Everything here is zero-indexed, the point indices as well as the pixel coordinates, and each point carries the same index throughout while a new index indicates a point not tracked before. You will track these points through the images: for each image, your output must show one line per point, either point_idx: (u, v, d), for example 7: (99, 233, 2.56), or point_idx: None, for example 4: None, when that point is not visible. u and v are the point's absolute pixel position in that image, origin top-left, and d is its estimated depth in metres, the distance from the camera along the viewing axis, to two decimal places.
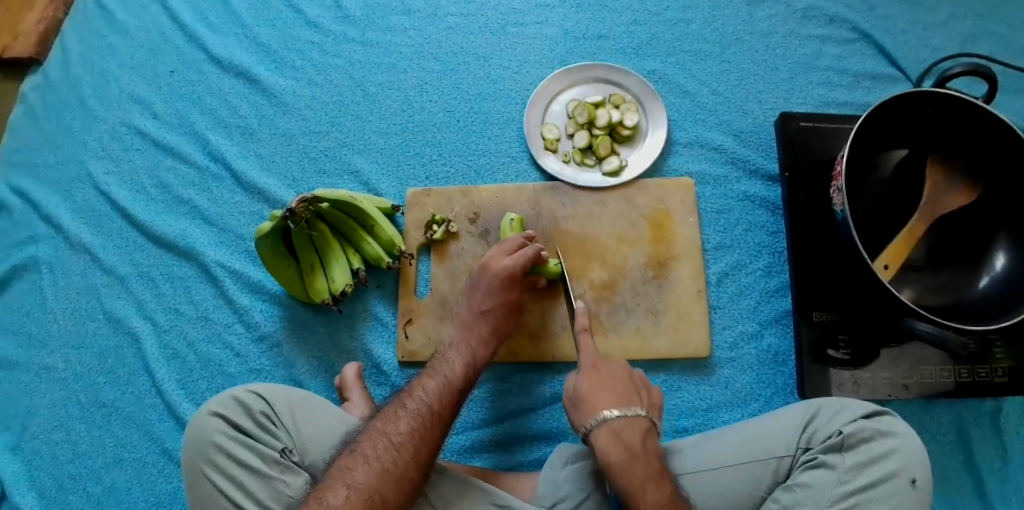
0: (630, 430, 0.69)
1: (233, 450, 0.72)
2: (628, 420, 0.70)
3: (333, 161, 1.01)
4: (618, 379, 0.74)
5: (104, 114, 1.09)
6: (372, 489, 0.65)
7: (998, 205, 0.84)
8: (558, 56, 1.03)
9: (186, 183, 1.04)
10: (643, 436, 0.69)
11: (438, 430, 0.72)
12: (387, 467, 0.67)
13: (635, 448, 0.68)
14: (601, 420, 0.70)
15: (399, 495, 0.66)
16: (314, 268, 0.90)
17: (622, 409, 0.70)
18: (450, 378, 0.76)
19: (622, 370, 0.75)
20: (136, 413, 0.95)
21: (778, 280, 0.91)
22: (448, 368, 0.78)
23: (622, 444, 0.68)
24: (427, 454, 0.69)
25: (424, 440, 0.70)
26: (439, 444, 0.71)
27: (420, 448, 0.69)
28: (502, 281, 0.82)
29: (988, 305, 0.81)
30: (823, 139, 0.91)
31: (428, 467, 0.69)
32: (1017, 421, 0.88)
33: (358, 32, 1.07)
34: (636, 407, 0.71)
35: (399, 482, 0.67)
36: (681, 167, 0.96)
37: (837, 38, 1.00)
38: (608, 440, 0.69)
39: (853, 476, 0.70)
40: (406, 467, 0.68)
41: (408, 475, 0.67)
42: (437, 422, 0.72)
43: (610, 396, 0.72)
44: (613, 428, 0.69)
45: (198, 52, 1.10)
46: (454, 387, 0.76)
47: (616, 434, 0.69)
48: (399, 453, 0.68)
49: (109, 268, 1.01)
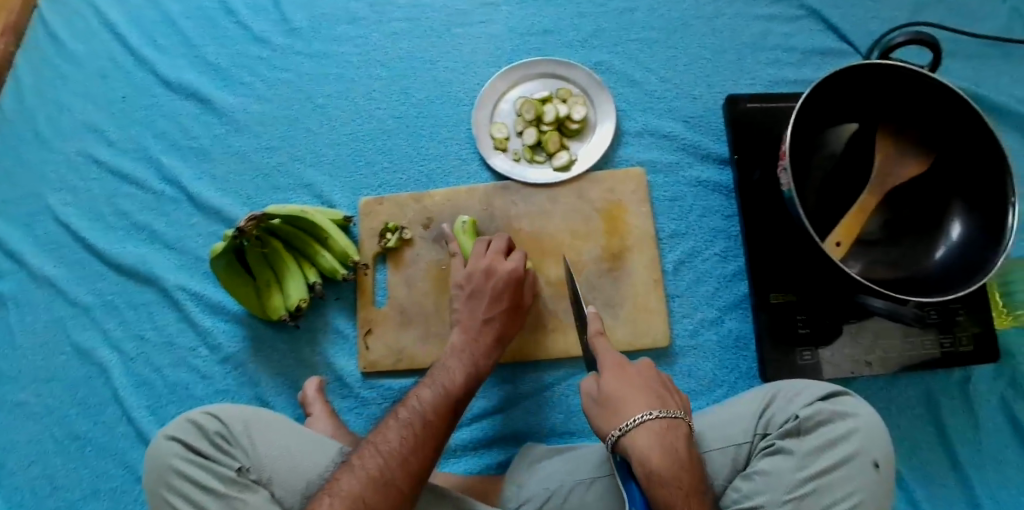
0: (673, 434, 0.65)
1: (189, 473, 0.71)
2: (671, 423, 0.65)
3: (286, 176, 1.01)
4: (646, 379, 0.69)
5: (60, 145, 1.09)
6: (358, 495, 0.63)
7: (951, 174, 0.83)
8: (505, 54, 1.02)
9: (144, 208, 1.04)
10: (684, 440, 0.65)
11: (431, 438, 0.69)
12: (375, 472, 0.65)
13: (681, 455, 0.64)
14: (638, 422, 0.64)
15: (385, 502, 0.64)
16: (270, 285, 0.90)
17: (662, 411, 0.65)
18: (447, 387, 0.75)
19: (649, 369, 0.71)
20: (109, 443, 0.96)
21: (735, 263, 0.90)
22: (445, 377, 0.76)
23: (667, 449, 0.63)
24: (415, 464, 0.67)
25: (414, 448, 0.68)
26: (432, 453, 0.69)
27: (408, 455, 0.67)
28: (503, 283, 0.83)
29: (945, 276, 0.80)
30: (771, 119, 0.90)
31: (418, 478, 0.66)
32: (987, 388, 0.87)
33: (305, 45, 1.07)
34: (674, 410, 0.67)
35: (386, 491, 0.64)
36: (632, 157, 0.95)
37: (784, 16, 0.99)
38: (652, 445, 0.63)
39: (810, 462, 0.69)
40: (394, 473, 0.65)
41: (396, 483, 0.65)
42: (428, 429, 0.70)
43: (646, 396, 0.67)
44: (654, 430, 0.64)
45: (149, 75, 1.10)
46: (450, 396, 0.74)
47: (662, 436, 0.64)
48: (387, 460, 0.66)
49: (74, 299, 1.02)
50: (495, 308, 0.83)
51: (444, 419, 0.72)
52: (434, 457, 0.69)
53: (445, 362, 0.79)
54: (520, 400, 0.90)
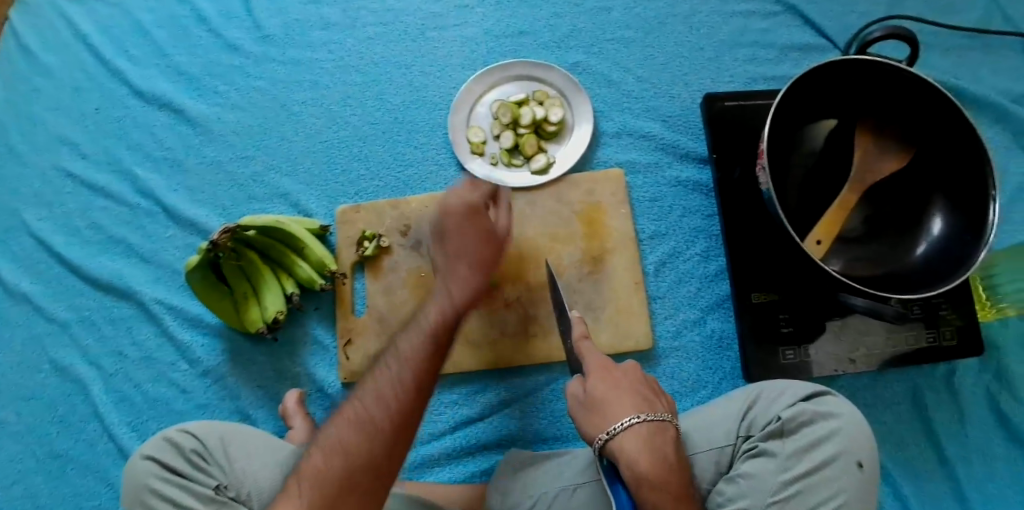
0: (660, 437, 0.64)
1: (165, 491, 0.70)
2: (657, 426, 0.64)
3: (262, 185, 1.00)
4: (633, 381, 0.68)
5: (33, 158, 1.07)
6: (337, 439, 0.60)
7: (932, 168, 0.82)
8: (480, 57, 1.01)
9: (120, 222, 1.03)
10: (671, 443, 0.65)
11: (410, 375, 0.62)
12: (356, 417, 0.61)
13: (670, 459, 0.63)
14: (625, 426, 0.64)
15: (366, 444, 0.60)
16: (247, 297, 0.89)
17: (648, 415, 0.65)
18: (422, 324, 0.66)
19: (635, 371, 0.70)
20: (91, 460, 0.95)
21: (717, 263, 0.90)
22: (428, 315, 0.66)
23: (656, 453, 0.63)
24: (395, 402, 0.61)
25: (389, 387, 0.62)
26: (415, 391, 0.62)
27: (384, 394, 0.62)
28: (463, 218, 0.72)
29: (927, 272, 0.79)
30: (748, 117, 0.89)
31: (398, 415, 0.61)
32: (973, 381, 0.86)
33: (278, 52, 1.05)
34: (661, 412, 0.66)
35: (365, 432, 0.60)
36: (610, 158, 0.94)
37: (761, 12, 0.98)
38: (637, 446, 0.63)
39: (794, 463, 0.67)
40: (372, 413, 0.61)
41: (375, 422, 0.60)
42: (406, 366, 0.63)
43: (632, 400, 0.66)
44: (641, 434, 0.63)
45: (121, 86, 1.09)
46: (427, 332, 0.65)
47: (647, 441, 0.63)
48: (364, 402, 0.62)
49: (50, 315, 1.00)
50: (476, 252, 0.70)
51: (423, 354, 0.64)
52: (421, 395, 0.62)
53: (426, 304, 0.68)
54: (504, 405, 0.88)
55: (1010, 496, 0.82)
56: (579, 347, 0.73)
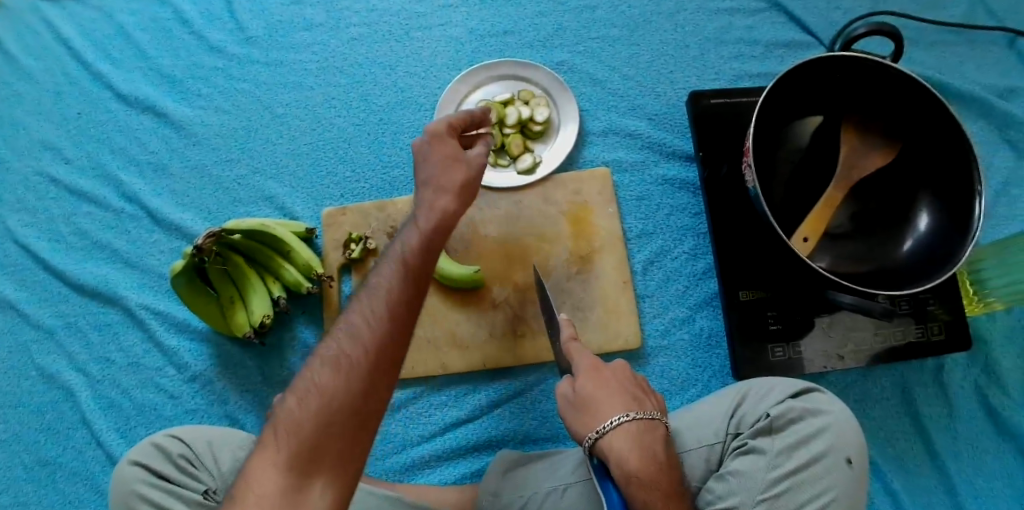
0: (649, 435, 0.64)
1: (155, 496, 0.71)
2: (648, 423, 0.65)
3: (247, 189, 0.99)
4: (623, 380, 0.69)
5: (16, 165, 1.06)
6: (313, 381, 0.54)
7: (918, 164, 0.82)
8: (465, 57, 1.00)
9: (104, 227, 1.02)
10: (661, 441, 0.65)
11: (387, 306, 0.56)
12: (333, 356, 0.55)
13: (660, 456, 0.63)
14: (614, 425, 0.64)
15: (346, 382, 0.53)
16: (233, 302, 0.88)
17: (638, 413, 0.65)
18: (403, 256, 0.59)
19: (624, 370, 0.70)
20: (79, 467, 0.94)
21: (705, 261, 0.89)
22: (404, 245, 0.60)
23: (644, 451, 0.63)
24: (373, 335, 0.55)
25: (369, 324, 0.55)
26: (393, 322, 0.56)
27: (363, 332, 0.55)
28: (442, 141, 0.66)
29: (915, 267, 0.79)
30: (735, 114, 0.89)
31: (381, 353, 0.54)
32: (961, 375, 0.86)
33: (261, 53, 1.05)
34: (651, 410, 0.67)
35: (343, 370, 0.54)
36: (596, 157, 0.94)
37: (745, 9, 0.98)
38: (626, 444, 0.63)
39: (784, 460, 0.67)
40: (350, 350, 0.54)
41: (354, 363, 0.54)
42: (383, 296, 0.57)
43: (622, 399, 0.67)
44: (629, 433, 0.64)
45: (104, 90, 1.08)
46: (405, 263, 0.59)
47: (636, 439, 0.63)
48: (341, 338, 0.55)
49: (35, 323, 0.99)
50: (450, 181, 0.64)
51: (401, 285, 0.57)
52: (402, 327, 0.56)
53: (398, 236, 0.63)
54: (496, 406, 0.88)
55: (1000, 490, 0.82)
56: (567, 348, 0.73)
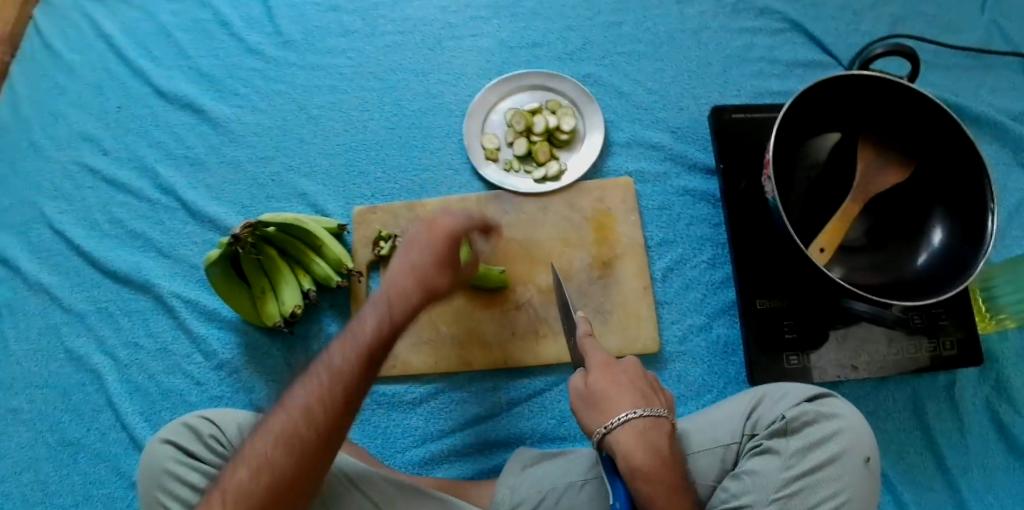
0: (654, 433, 0.65)
1: (182, 474, 0.72)
2: (654, 421, 0.66)
3: (281, 186, 1.02)
4: (635, 377, 0.70)
5: (56, 154, 1.10)
6: (262, 458, 0.58)
7: (932, 181, 0.85)
8: (494, 67, 1.04)
9: (139, 216, 1.06)
10: (667, 438, 0.66)
11: (341, 389, 0.60)
12: (280, 434, 0.58)
13: (664, 452, 0.64)
14: (623, 421, 0.65)
15: (296, 461, 0.58)
16: (265, 292, 0.92)
17: (646, 410, 0.66)
18: (363, 340, 0.63)
19: (636, 367, 0.71)
20: (103, 448, 0.96)
21: (723, 271, 0.92)
22: (364, 330, 0.64)
23: (650, 446, 0.64)
24: (325, 416, 0.59)
25: (322, 405, 0.59)
26: (344, 405, 0.60)
27: (318, 411, 0.59)
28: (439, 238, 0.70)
29: (928, 280, 0.82)
30: (755, 129, 0.93)
31: (330, 432, 0.59)
32: (973, 392, 0.88)
33: (298, 57, 1.09)
34: (657, 408, 0.67)
35: (294, 450, 0.58)
36: (620, 167, 0.97)
37: (768, 30, 1.02)
38: (631, 442, 0.64)
39: (797, 461, 0.69)
40: (301, 430, 0.58)
41: (305, 440, 0.58)
42: (337, 381, 0.60)
43: (631, 395, 0.68)
44: (638, 429, 0.65)
45: (143, 85, 1.12)
46: (362, 347, 0.62)
47: (643, 436, 0.64)
48: (291, 417, 0.59)
49: (67, 306, 1.02)
50: (432, 273, 0.69)
51: (356, 370, 0.61)
52: (351, 406, 0.61)
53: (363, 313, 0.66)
54: (517, 405, 0.90)
55: (1009, 507, 0.83)
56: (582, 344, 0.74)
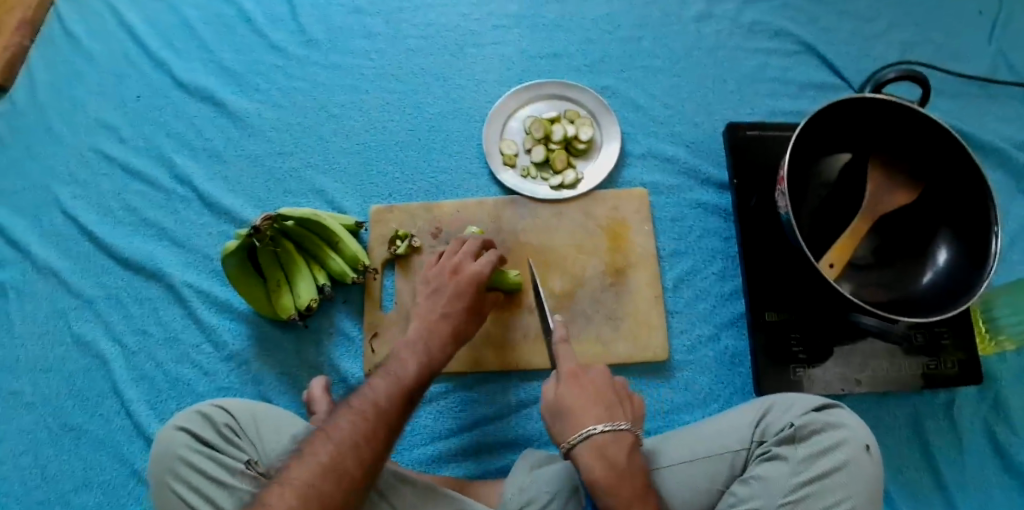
0: (615, 447, 0.68)
1: (197, 462, 0.70)
2: (615, 435, 0.68)
3: (298, 181, 1.03)
4: (602, 389, 0.72)
5: (71, 139, 1.08)
6: (307, 484, 0.60)
7: (938, 203, 0.87)
8: (514, 75, 1.06)
9: (152, 205, 1.04)
10: (628, 451, 0.69)
11: (380, 426, 0.66)
12: (323, 463, 0.62)
13: (621, 466, 0.67)
14: (585, 436, 0.68)
15: (338, 491, 0.61)
16: (280, 285, 0.92)
17: (608, 424, 0.69)
18: (400, 377, 0.72)
19: (605, 379, 0.73)
20: (106, 436, 0.94)
21: (732, 283, 0.94)
22: (399, 369, 0.73)
23: (608, 461, 0.67)
24: (369, 450, 0.64)
25: (365, 437, 0.65)
26: (381, 441, 0.65)
27: (361, 442, 0.64)
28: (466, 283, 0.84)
29: (933, 299, 0.84)
30: (767, 147, 0.95)
31: (370, 466, 0.64)
32: (971, 411, 0.90)
33: (320, 56, 1.10)
34: (621, 422, 0.70)
35: (340, 480, 0.61)
36: (635, 178, 0.99)
37: (781, 51, 1.05)
38: (592, 457, 0.67)
39: (806, 467, 0.70)
40: (346, 460, 0.62)
41: (348, 470, 0.62)
42: (380, 415, 0.67)
43: (595, 409, 0.70)
44: (598, 445, 0.68)
45: (164, 77, 1.11)
46: (402, 384, 0.71)
47: (601, 452, 0.67)
48: (338, 446, 0.63)
49: (76, 291, 1.00)
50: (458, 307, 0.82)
51: (393, 407, 0.69)
52: (385, 444, 0.66)
53: (399, 353, 0.75)
54: (526, 407, 0.91)
55: None
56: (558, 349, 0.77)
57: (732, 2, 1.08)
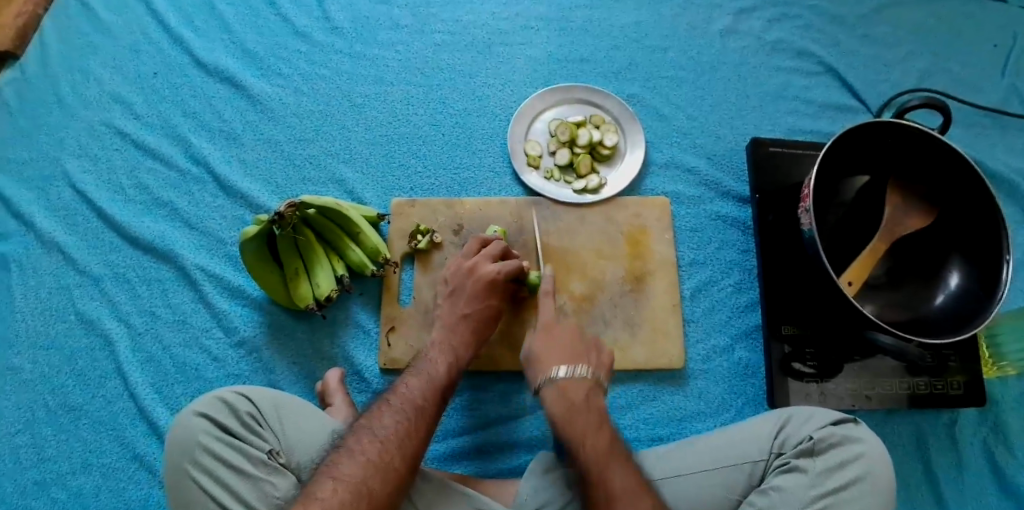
0: (573, 388, 0.74)
1: (219, 450, 0.69)
2: (574, 377, 0.75)
3: (318, 169, 1.01)
4: (569, 340, 0.79)
5: (82, 112, 1.06)
6: (359, 481, 0.65)
7: (953, 228, 0.90)
8: (542, 77, 1.07)
9: (166, 184, 1.01)
10: (588, 393, 0.74)
11: (419, 425, 0.72)
12: (370, 459, 0.67)
13: (577, 403, 0.73)
14: (549, 379, 0.75)
15: (386, 487, 0.66)
16: (298, 274, 0.90)
17: (569, 368, 0.76)
18: (433, 376, 0.77)
19: (574, 332, 0.80)
20: (106, 417, 0.90)
21: (749, 296, 0.95)
22: (429, 368, 0.78)
23: (567, 400, 0.73)
24: (411, 448, 0.70)
25: (407, 435, 0.70)
26: (421, 437, 0.71)
27: (404, 441, 0.70)
28: (484, 282, 0.85)
29: (944, 320, 0.86)
30: (790, 163, 0.97)
31: (413, 461, 0.69)
32: (971, 432, 0.92)
33: (346, 44, 1.09)
34: (582, 367, 0.76)
35: (388, 475, 0.66)
36: (657, 187, 1.00)
37: (804, 70, 1.08)
38: (553, 395, 0.74)
39: (824, 480, 0.71)
40: (392, 458, 0.68)
41: (394, 465, 0.67)
42: (419, 414, 0.73)
43: (560, 356, 0.77)
44: (559, 386, 0.75)
45: (182, 55, 1.09)
46: (436, 384, 0.77)
47: (561, 392, 0.74)
48: (384, 445, 0.68)
49: (82, 268, 0.97)
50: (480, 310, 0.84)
51: (430, 406, 0.75)
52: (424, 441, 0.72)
53: (428, 352, 0.81)
54: (539, 409, 0.91)
55: None
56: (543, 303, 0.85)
57: (758, 19, 1.11)
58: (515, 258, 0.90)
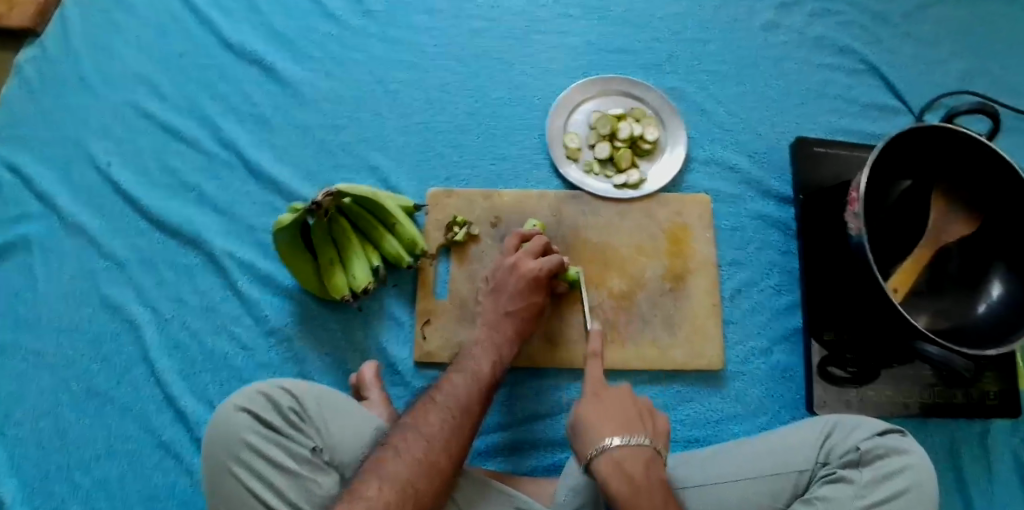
0: (630, 460, 0.62)
1: (263, 448, 0.67)
2: (631, 450, 0.62)
3: (351, 156, 0.99)
4: (623, 405, 0.66)
5: (106, 91, 1.02)
6: (405, 479, 0.63)
7: (997, 236, 0.88)
8: (581, 66, 1.04)
9: (194, 168, 0.98)
10: (647, 466, 0.62)
11: (467, 424, 0.71)
12: (415, 458, 0.65)
13: (637, 479, 0.61)
14: (602, 450, 0.63)
15: (431, 487, 0.64)
16: (332, 264, 0.87)
17: (624, 438, 0.63)
18: (477, 374, 0.76)
19: (627, 395, 0.68)
20: (132, 404, 0.88)
21: (788, 298, 0.94)
22: (472, 365, 0.77)
23: (623, 473, 0.61)
24: (456, 446, 0.68)
25: (453, 433, 0.69)
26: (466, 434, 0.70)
27: (450, 439, 0.68)
28: (525, 279, 0.83)
29: (985, 330, 0.85)
30: (836, 164, 0.96)
31: (458, 461, 0.68)
32: (1004, 441, 0.91)
33: (379, 28, 1.05)
34: (638, 435, 0.63)
35: (433, 473, 0.65)
36: (697, 183, 0.99)
37: (846, 69, 1.06)
38: (608, 470, 0.61)
39: (870, 491, 0.70)
40: (438, 457, 0.66)
41: (439, 465, 0.66)
42: (466, 413, 0.71)
43: (613, 424, 0.65)
44: (614, 459, 0.62)
45: (210, 35, 1.05)
46: (480, 383, 0.75)
47: (618, 465, 0.61)
48: (430, 444, 0.67)
49: (107, 252, 0.94)
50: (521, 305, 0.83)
51: (476, 405, 0.73)
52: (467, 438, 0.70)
53: (470, 350, 0.79)
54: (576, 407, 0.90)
55: None
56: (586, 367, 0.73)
57: (801, 14, 1.08)
58: (556, 254, 0.88)
